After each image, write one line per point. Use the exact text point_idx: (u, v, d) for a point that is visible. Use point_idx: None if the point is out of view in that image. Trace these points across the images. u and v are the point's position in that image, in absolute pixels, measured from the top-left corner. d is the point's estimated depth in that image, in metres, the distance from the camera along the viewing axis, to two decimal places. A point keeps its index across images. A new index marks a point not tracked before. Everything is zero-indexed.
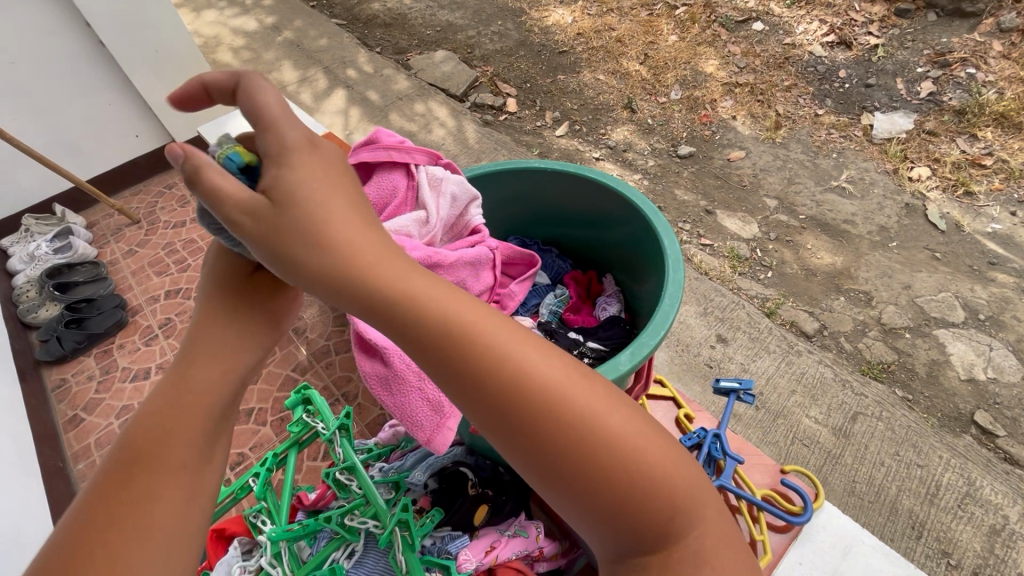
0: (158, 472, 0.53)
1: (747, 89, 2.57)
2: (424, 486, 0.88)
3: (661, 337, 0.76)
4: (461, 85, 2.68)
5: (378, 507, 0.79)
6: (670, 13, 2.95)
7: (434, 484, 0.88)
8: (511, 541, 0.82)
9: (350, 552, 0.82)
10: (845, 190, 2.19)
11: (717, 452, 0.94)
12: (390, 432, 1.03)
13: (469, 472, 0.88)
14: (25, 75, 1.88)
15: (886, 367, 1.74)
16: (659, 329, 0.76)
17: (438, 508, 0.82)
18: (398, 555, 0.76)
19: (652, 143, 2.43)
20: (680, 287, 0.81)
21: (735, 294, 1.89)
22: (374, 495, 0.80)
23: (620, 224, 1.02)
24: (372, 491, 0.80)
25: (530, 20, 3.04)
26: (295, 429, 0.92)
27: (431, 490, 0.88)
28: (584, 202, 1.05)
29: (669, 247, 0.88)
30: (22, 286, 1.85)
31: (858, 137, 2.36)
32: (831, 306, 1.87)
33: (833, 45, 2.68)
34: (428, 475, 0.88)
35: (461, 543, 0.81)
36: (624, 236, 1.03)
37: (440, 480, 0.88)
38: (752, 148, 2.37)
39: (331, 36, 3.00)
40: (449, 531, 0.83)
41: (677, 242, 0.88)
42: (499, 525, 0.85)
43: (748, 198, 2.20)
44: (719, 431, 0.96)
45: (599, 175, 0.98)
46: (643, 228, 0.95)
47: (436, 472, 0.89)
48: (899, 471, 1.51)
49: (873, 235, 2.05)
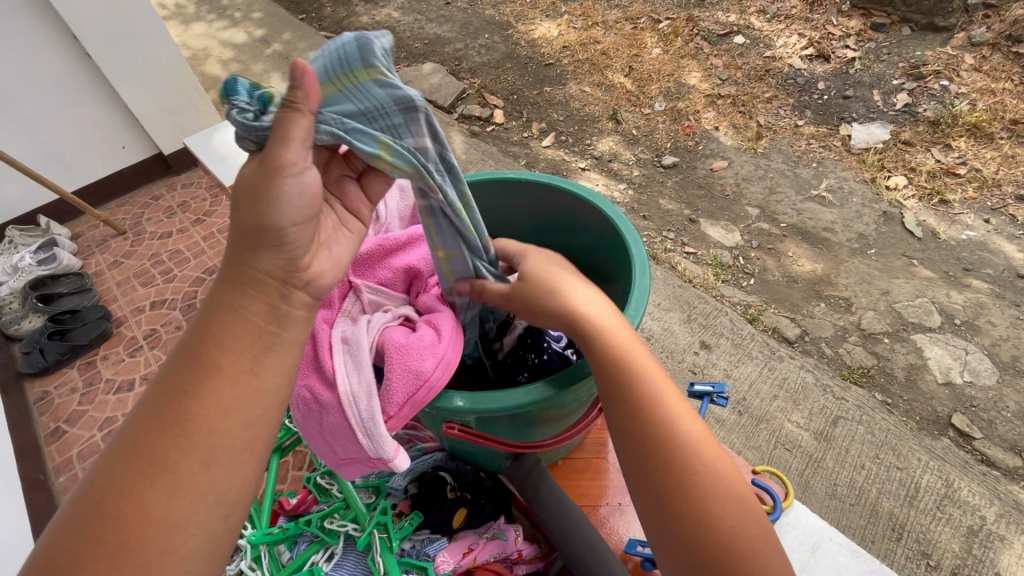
0: (162, 479, 0.55)
1: (729, 101, 2.63)
2: (404, 490, 0.89)
3: None
4: (448, 97, 2.72)
5: (357, 511, 0.83)
6: (654, 26, 3.01)
7: (413, 489, 0.89)
8: (489, 544, 0.84)
9: (331, 554, 0.82)
10: (824, 199, 2.24)
11: None
12: None
13: (449, 476, 0.89)
14: (11, 87, 1.88)
15: (865, 371, 1.78)
16: None
17: (417, 511, 0.85)
18: (376, 556, 0.79)
19: (637, 153, 2.47)
20: (646, 292, 0.83)
21: (718, 301, 1.93)
22: (355, 498, 0.84)
23: (591, 234, 1.04)
24: (354, 495, 0.85)
25: (517, 33, 3.09)
26: (278, 435, 0.94)
27: (411, 494, 0.89)
28: (556, 211, 1.07)
29: (636, 253, 0.90)
30: (5, 298, 1.83)
31: (837, 146, 2.42)
32: (811, 312, 1.91)
33: (811, 58, 2.75)
34: (409, 479, 0.90)
35: (439, 547, 0.82)
36: (596, 244, 1.05)
37: (420, 484, 0.89)
38: (734, 158, 2.42)
39: (320, 48, 3.03)
40: (427, 533, 0.84)
41: (644, 249, 0.91)
42: (478, 528, 0.86)
43: (731, 207, 2.24)
44: None
45: (571, 185, 1.01)
46: (613, 235, 0.97)
47: (416, 477, 0.90)
48: (879, 474, 1.54)
49: (852, 242, 2.10)
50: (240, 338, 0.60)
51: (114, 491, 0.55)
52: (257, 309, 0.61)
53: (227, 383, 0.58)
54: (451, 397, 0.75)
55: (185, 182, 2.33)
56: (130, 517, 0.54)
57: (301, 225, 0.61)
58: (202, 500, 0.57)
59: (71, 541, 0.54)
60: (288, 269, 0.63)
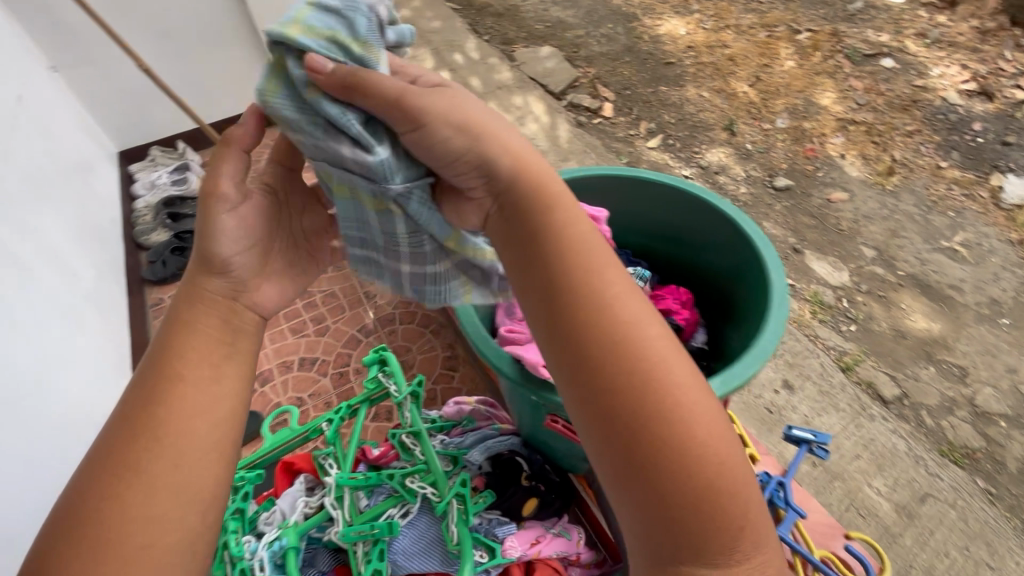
0: (134, 482, 0.62)
1: (863, 128, 2.40)
2: (480, 467, 0.90)
3: (756, 368, 0.77)
4: (560, 82, 2.67)
5: (437, 476, 0.83)
6: (791, 37, 2.80)
7: (489, 468, 0.91)
8: (555, 540, 0.83)
9: (406, 509, 0.85)
10: (956, 253, 2.01)
11: (779, 501, 0.86)
12: (452, 408, 1.05)
13: (524, 464, 0.92)
14: (176, 22, 2.08)
15: (969, 453, 1.58)
16: (755, 360, 0.77)
17: (490, 490, 0.85)
18: (451, 525, 0.79)
19: (748, 170, 2.32)
20: (783, 325, 0.81)
21: (810, 341, 1.79)
22: (435, 463, 0.84)
23: (716, 249, 1.01)
24: (434, 458, 0.85)
25: (642, 26, 2.98)
26: (370, 387, 0.96)
27: (486, 472, 0.90)
28: (683, 220, 1.04)
29: (777, 282, 0.87)
30: (141, 210, 2.04)
31: (983, 198, 2.15)
32: (917, 374, 1.73)
33: (971, 94, 2.45)
34: (486, 458, 0.91)
35: (511, 530, 0.83)
36: (726, 265, 1.02)
37: (495, 465, 0.91)
38: (857, 191, 2.21)
39: (445, 19, 3.07)
40: (498, 514, 0.85)
41: (785, 280, 0.87)
42: (544, 520, 0.87)
43: (843, 244, 2.06)
44: (783, 479, 0.89)
45: (716, 199, 0.98)
46: (749, 259, 0.94)
47: (493, 457, 0.92)
48: (964, 567, 1.38)
49: (981, 307, 1.87)
50: (200, 344, 0.69)
51: (89, 497, 0.61)
52: (210, 327, 0.71)
53: (190, 388, 0.67)
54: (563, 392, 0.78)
55: None
56: (112, 519, 0.60)
57: (241, 255, 0.72)
58: (173, 495, 0.62)
59: (62, 548, 0.59)
60: (235, 292, 0.73)
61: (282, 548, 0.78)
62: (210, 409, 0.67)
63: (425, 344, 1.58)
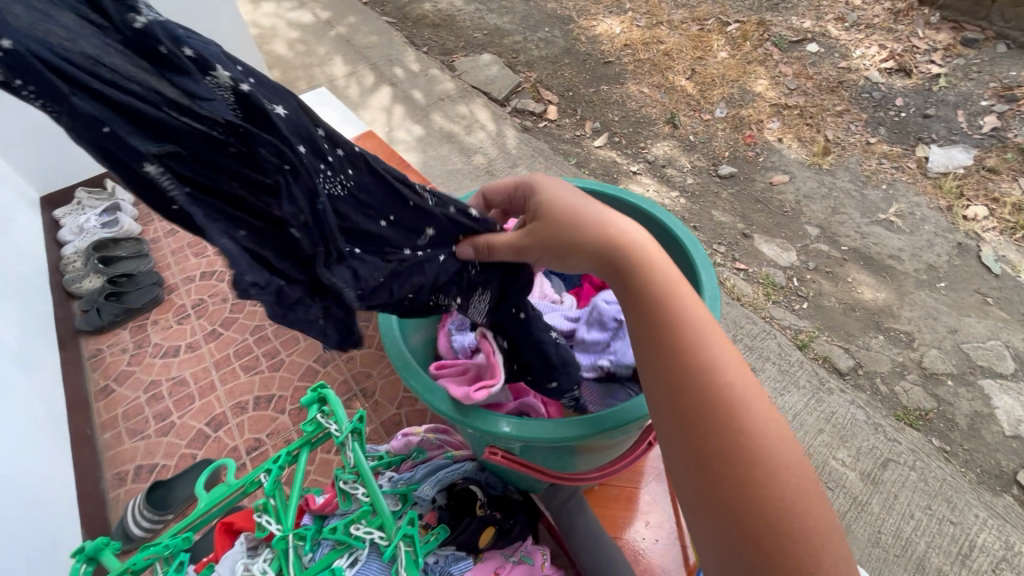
0: None
1: (797, 112, 2.59)
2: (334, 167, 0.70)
3: None
4: (503, 89, 2.74)
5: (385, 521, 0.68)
6: (721, 28, 3.03)
7: (442, 501, 0.85)
8: (516, 568, 0.82)
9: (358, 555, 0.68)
10: (892, 224, 2.15)
11: None
12: (402, 440, 0.94)
13: (479, 491, 0.86)
14: None
15: (923, 414, 1.66)
16: None
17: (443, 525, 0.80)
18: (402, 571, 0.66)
19: (693, 160, 2.46)
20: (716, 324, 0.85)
21: (766, 322, 1.85)
22: (382, 505, 0.67)
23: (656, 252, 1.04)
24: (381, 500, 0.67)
25: (578, 28, 3.13)
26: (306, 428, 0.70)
27: (439, 506, 0.85)
28: None
29: (708, 281, 0.91)
30: (71, 258, 1.88)
31: (912, 169, 2.33)
32: (868, 344, 1.81)
33: (891, 71, 2.68)
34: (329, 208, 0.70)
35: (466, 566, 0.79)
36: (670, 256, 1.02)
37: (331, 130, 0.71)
38: (796, 173, 2.36)
39: (381, 33, 3.10)
40: (453, 550, 0.79)
41: (714, 277, 0.91)
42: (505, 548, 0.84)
43: (788, 224, 2.18)
44: None
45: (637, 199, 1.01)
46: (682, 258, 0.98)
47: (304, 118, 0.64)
48: (930, 526, 1.42)
49: (920, 273, 1.99)
50: None
51: None
52: None
53: None
54: (499, 421, 0.77)
55: None
56: None
57: None
58: None
59: None
60: None
61: None
62: None
63: (386, 368, 1.54)
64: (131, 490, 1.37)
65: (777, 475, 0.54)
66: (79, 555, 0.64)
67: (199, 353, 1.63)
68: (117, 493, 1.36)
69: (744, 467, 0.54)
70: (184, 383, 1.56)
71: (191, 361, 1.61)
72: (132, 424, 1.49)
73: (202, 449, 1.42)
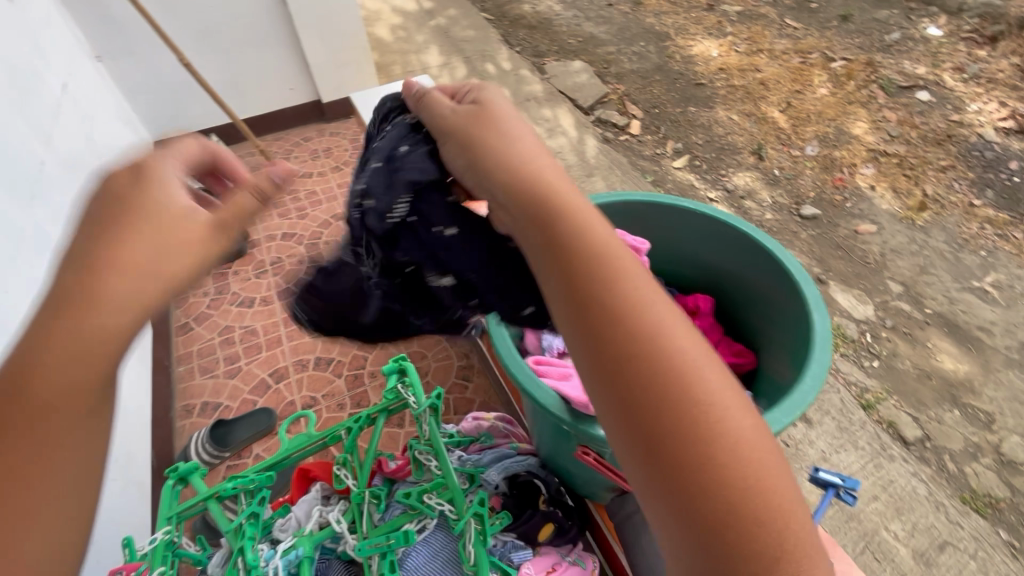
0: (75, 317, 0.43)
1: (895, 161, 2.46)
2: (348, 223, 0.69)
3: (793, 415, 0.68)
4: (589, 98, 2.74)
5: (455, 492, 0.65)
6: (825, 64, 2.92)
7: (506, 488, 0.88)
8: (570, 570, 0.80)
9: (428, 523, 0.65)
10: (987, 294, 2.00)
11: None
12: (471, 424, 1.00)
13: (542, 486, 0.90)
14: (225, 21, 2.06)
15: (993, 502, 1.54)
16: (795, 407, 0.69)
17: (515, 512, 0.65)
18: (469, 546, 0.61)
19: (774, 196, 2.37)
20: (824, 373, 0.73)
21: (830, 374, 1.77)
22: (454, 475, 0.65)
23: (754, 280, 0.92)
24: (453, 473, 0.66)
25: (674, 46, 3.09)
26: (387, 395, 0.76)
27: (503, 493, 0.87)
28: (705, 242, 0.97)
29: (819, 323, 0.79)
30: None
31: (1017, 239, 2.16)
32: (940, 416, 1.69)
33: (1009, 132, 2.50)
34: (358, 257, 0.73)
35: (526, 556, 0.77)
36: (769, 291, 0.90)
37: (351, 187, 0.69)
38: (885, 224, 2.24)
39: (478, 29, 3.17)
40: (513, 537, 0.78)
41: (827, 320, 0.79)
42: (560, 547, 0.83)
43: (869, 277, 2.07)
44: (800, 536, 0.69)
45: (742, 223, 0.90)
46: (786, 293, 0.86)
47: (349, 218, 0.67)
48: None
49: (1011, 351, 1.85)
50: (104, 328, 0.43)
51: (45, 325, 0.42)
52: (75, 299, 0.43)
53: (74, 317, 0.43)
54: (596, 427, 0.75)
55: (333, 131, 2.46)
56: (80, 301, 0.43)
57: None
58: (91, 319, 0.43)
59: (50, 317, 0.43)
60: None
61: (299, 557, 0.57)
62: (122, 324, 0.44)
63: (442, 352, 1.57)
64: (195, 423, 1.47)
65: (729, 447, 0.44)
66: (174, 474, 0.71)
67: (271, 307, 1.73)
68: (183, 424, 1.46)
69: (695, 437, 0.44)
70: (254, 333, 1.66)
71: (264, 314, 1.71)
72: (205, 363, 1.60)
73: (263, 398, 1.51)
